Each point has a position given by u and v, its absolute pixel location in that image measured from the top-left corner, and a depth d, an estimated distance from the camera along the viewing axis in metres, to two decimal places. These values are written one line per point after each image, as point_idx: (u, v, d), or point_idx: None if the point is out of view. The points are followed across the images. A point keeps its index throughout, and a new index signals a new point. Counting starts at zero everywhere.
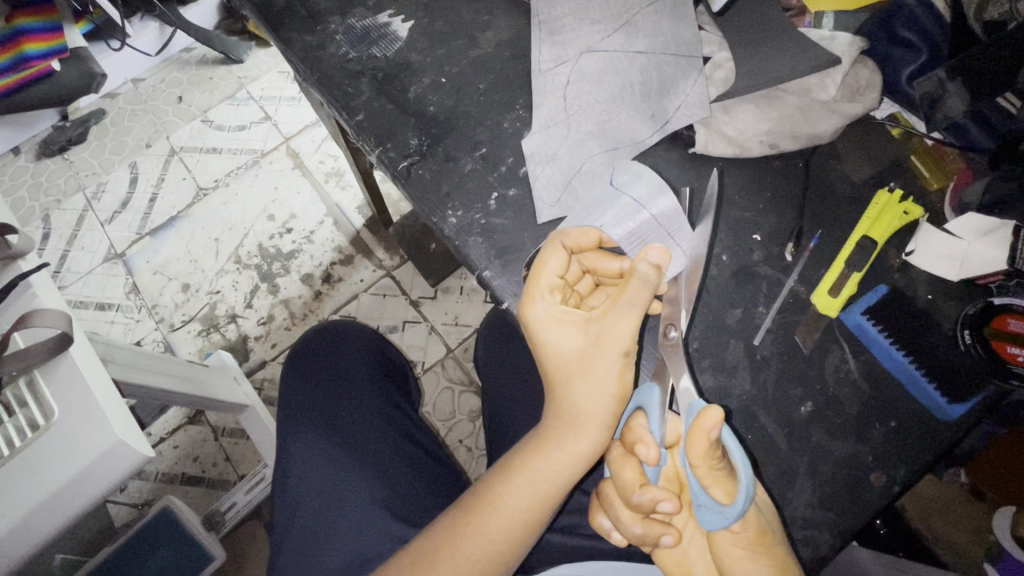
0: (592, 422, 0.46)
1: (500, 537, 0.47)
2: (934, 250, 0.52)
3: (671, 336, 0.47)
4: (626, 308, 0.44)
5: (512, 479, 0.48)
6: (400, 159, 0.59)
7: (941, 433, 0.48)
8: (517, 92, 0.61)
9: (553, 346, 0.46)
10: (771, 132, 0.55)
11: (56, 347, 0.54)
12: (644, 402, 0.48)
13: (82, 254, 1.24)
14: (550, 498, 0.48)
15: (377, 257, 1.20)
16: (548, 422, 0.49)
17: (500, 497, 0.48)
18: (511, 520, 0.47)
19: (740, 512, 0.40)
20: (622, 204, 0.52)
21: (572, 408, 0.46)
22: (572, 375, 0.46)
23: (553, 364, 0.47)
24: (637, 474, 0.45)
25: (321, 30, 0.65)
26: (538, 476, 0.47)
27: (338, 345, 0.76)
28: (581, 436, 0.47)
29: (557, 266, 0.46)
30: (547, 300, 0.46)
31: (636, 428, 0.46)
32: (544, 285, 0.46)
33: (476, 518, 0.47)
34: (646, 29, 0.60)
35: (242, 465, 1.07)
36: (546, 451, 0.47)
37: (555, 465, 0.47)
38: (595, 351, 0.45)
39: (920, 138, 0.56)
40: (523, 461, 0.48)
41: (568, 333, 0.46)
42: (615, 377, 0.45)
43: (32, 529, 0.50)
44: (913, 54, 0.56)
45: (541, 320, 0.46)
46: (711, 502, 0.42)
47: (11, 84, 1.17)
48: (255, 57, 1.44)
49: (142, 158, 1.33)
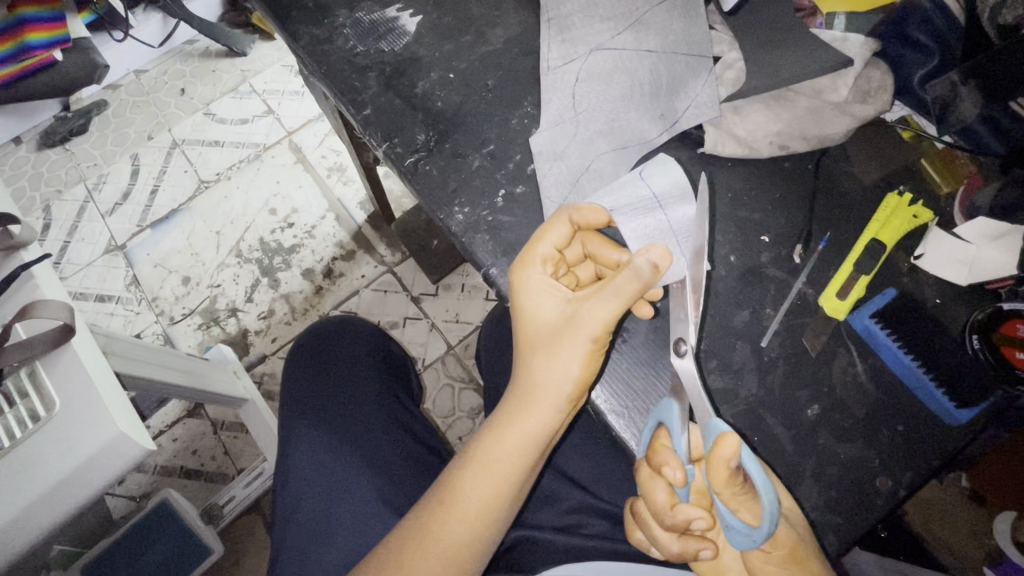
0: (547, 403, 0.46)
1: (464, 531, 0.46)
2: (944, 252, 0.52)
3: (683, 351, 0.46)
4: (608, 295, 0.45)
5: (470, 472, 0.46)
6: (407, 155, 0.58)
7: (948, 438, 0.48)
8: (526, 89, 0.61)
9: (533, 310, 0.48)
10: (781, 133, 0.55)
11: (58, 338, 0.53)
12: (664, 418, 0.46)
13: (82, 245, 1.23)
14: (511, 489, 0.47)
15: (379, 253, 1.19)
16: (505, 409, 0.48)
17: (461, 492, 0.46)
18: (474, 515, 0.46)
19: (767, 536, 0.40)
20: (643, 200, 0.50)
21: (533, 382, 0.47)
22: (539, 345, 0.48)
23: (529, 334, 0.49)
24: (668, 495, 0.44)
25: (328, 23, 0.65)
26: (497, 468, 0.46)
27: (340, 339, 0.75)
28: (534, 415, 0.47)
29: (556, 238, 0.48)
30: (538, 267, 0.48)
31: (661, 449, 0.44)
32: (539, 253, 0.48)
33: (441, 512, 0.46)
34: (656, 29, 0.60)
35: (242, 459, 1.07)
36: (504, 434, 0.47)
37: (511, 447, 0.46)
38: (568, 329, 0.46)
39: (930, 142, 0.57)
40: (483, 447, 0.47)
41: (549, 302, 0.48)
42: (580, 360, 0.45)
43: (30, 522, 0.50)
44: (925, 58, 0.56)
45: (530, 284, 0.48)
46: (738, 524, 0.42)
47: (12, 73, 1.16)
48: (258, 51, 1.43)
49: (144, 150, 1.32)
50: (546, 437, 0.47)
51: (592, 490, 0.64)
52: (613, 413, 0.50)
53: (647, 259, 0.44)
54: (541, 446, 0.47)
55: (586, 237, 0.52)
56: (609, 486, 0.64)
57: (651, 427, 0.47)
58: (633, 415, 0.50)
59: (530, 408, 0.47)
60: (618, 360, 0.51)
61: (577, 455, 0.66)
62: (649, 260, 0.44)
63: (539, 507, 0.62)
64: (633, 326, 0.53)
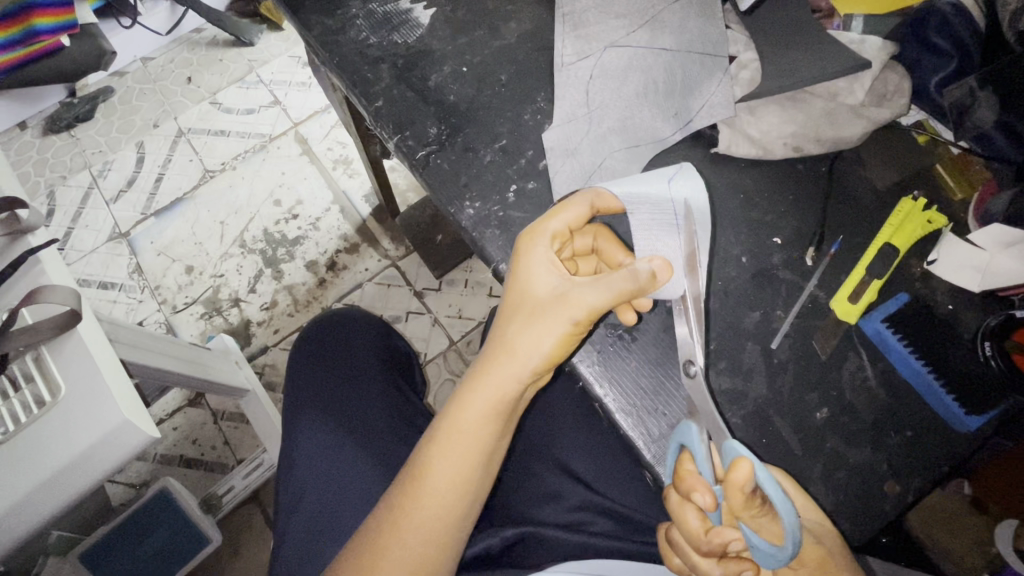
0: (516, 376, 0.45)
1: (434, 508, 0.46)
2: (957, 259, 0.52)
3: (693, 371, 0.46)
4: (598, 285, 0.44)
5: (440, 447, 0.46)
6: (419, 148, 0.58)
7: (958, 444, 0.48)
8: (540, 84, 0.60)
9: (527, 280, 0.47)
10: (796, 135, 0.55)
11: (64, 324, 0.53)
12: (685, 440, 0.45)
13: (86, 232, 1.23)
14: (480, 465, 0.46)
15: (382, 247, 1.19)
16: (469, 377, 0.47)
17: (431, 469, 0.46)
18: (444, 493, 0.46)
19: (792, 556, 0.39)
20: (663, 216, 0.49)
21: (506, 352, 0.46)
22: (520, 316, 0.46)
23: (510, 305, 0.48)
24: (700, 520, 0.44)
25: (341, 14, 0.64)
26: (465, 442, 0.46)
27: (344, 330, 0.75)
28: (501, 385, 0.46)
29: (571, 216, 0.48)
30: (543, 243, 0.48)
31: (688, 474, 0.44)
32: (550, 228, 0.48)
33: (414, 493, 0.46)
34: (672, 26, 0.60)
35: (241, 449, 1.07)
36: (472, 402, 0.46)
37: (478, 418, 0.46)
38: (551, 307, 0.45)
39: (946, 146, 0.56)
40: (453, 418, 0.46)
41: (544, 276, 0.47)
42: (554, 340, 0.45)
43: (33, 507, 0.50)
44: (944, 63, 0.56)
45: (531, 257, 0.48)
46: (763, 544, 0.41)
47: (17, 58, 1.16)
48: (266, 40, 1.43)
49: (149, 138, 1.32)
50: (511, 407, 0.47)
51: (596, 489, 0.64)
52: (621, 413, 0.50)
53: (648, 266, 0.45)
54: (505, 417, 0.47)
55: (598, 230, 0.52)
56: (613, 484, 0.64)
57: (674, 450, 0.46)
58: (641, 416, 0.50)
59: (493, 375, 0.46)
60: (628, 359, 0.51)
61: (581, 451, 0.66)
62: (648, 267, 0.45)
63: (542, 504, 0.62)
64: (643, 326, 0.53)
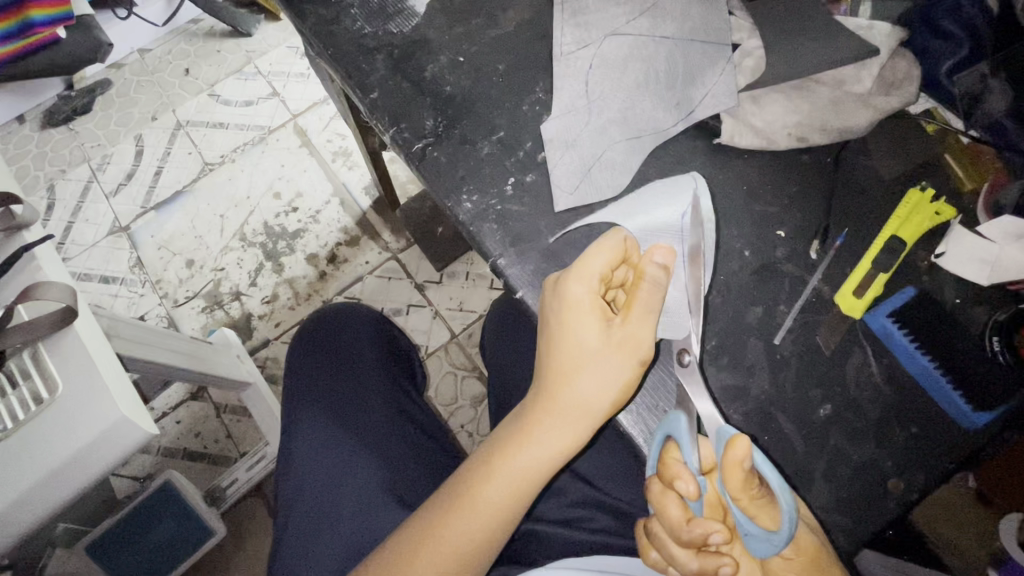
0: (573, 415, 0.44)
1: (476, 532, 0.45)
2: (966, 251, 0.50)
3: (686, 361, 0.46)
4: (648, 316, 0.44)
5: (493, 478, 0.45)
6: (415, 141, 0.57)
7: (962, 440, 0.47)
8: (538, 74, 0.59)
9: (583, 325, 0.44)
10: (800, 125, 0.54)
11: (60, 320, 0.52)
12: (672, 431, 0.45)
13: (86, 226, 1.22)
14: (526, 495, 0.45)
15: (383, 240, 1.18)
16: (527, 414, 0.46)
17: (477, 498, 0.45)
18: (490, 519, 0.45)
19: (787, 540, 0.39)
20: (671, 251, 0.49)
21: (573, 398, 0.44)
22: (583, 363, 0.44)
23: (565, 352, 0.45)
24: (682, 509, 0.42)
25: (335, 3, 0.63)
26: (520, 476, 0.45)
27: (346, 330, 0.74)
28: (563, 425, 0.45)
29: (611, 254, 0.44)
30: (591, 287, 0.44)
31: (672, 462, 0.43)
32: (593, 269, 0.44)
33: (454, 518, 0.45)
34: (674, 13, 0.58)
35: (243, 442, 1.07)
36: (533, 436, 0.45)
37: (537, 454, 0.45)
38: (613, 351, 0.44)
39: (956, 136, 0.55)
40: (506, 450, 0.45)
41: (599, 320, 0.44)
42: (619, 383, 0.44)
43: (35, 502, 0.50)
44: (954, 48, 0.55)
45: (581, 303, 0.44)
46: (755, 530, 0.40)
47: (14, 51, 1.14)
48: (265, 31, 1.41)
49: (148, 131, 1.31)
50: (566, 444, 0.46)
51: (595, 484, 0.63)
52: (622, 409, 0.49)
53: (659, 261, 0.44)
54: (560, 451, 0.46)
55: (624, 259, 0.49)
56: (615, 481, 0.63)
57: (658, 441, 0.46)
58: (641, 412, 0.49)
59: (555, 414, 0.45)
60: None
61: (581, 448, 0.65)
62: (660, 261, 0.44)
63: (542, 500, 0.62)
64: None
